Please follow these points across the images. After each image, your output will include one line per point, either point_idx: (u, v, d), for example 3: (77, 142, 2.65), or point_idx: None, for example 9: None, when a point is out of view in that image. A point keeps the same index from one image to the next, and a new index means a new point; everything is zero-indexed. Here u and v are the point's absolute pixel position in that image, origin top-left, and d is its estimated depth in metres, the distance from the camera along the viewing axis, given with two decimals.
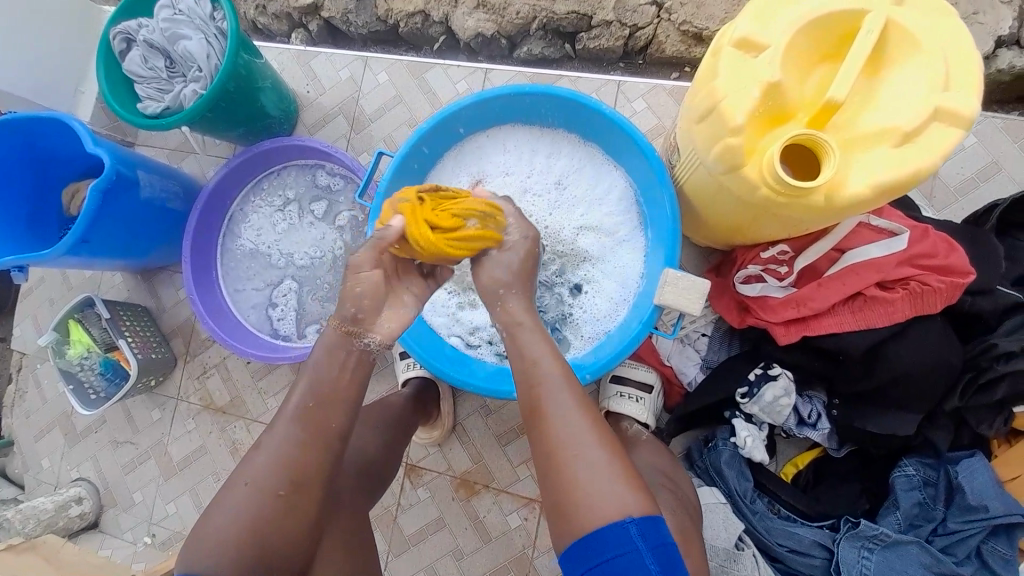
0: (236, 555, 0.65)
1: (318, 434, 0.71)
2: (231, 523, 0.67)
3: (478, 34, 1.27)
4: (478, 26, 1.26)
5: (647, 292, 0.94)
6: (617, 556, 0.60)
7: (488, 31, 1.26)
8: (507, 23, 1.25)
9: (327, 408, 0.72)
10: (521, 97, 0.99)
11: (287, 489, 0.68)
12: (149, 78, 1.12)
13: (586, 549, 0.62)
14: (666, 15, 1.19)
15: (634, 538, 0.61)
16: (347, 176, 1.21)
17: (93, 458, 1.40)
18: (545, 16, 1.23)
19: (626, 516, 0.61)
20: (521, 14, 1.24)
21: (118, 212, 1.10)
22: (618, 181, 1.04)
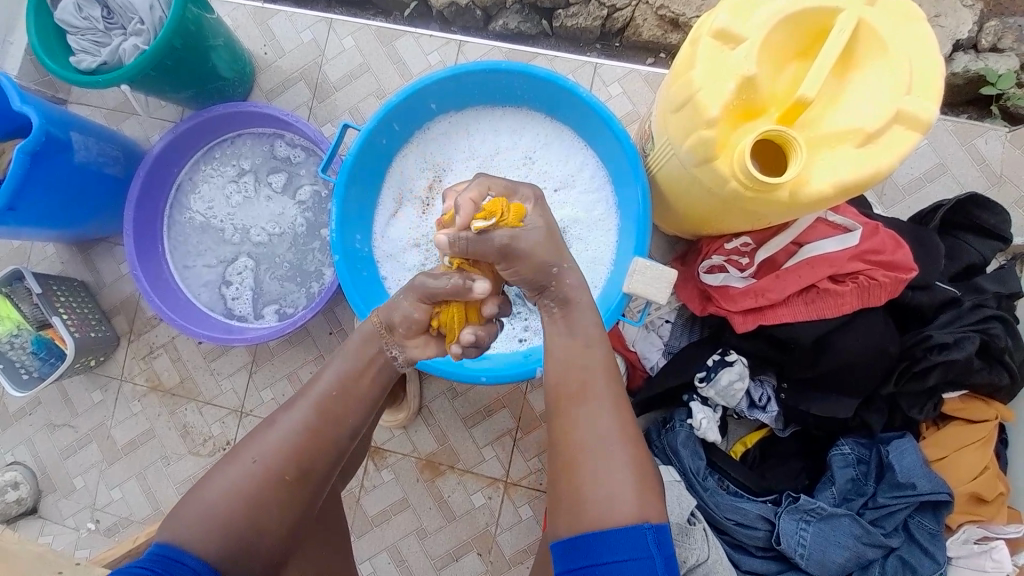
0: (224, 532, 0.67)
1: (328, 428, 0.75)
2: (226, 498, 0.69)
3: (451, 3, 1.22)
4: None
5: (617, 279, 0.95)
6: (628, 559, 0.63)
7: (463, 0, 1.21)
8: None
9: (343, 403, 0.77)
10: (496, 74, 0.96)
11: (294, 475, 0.72)
12: (83, 28, 1.00)
13: (589, 546, 0.66)
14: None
15: (650, 545, 0.64)
16: (309, 148, 1.14)
17: (28, 441, 1.31)
18: None
19: (645, 521, 0.65)
20: None
21: (49, 176, 1.00)
22: (590, 164, 1.03)
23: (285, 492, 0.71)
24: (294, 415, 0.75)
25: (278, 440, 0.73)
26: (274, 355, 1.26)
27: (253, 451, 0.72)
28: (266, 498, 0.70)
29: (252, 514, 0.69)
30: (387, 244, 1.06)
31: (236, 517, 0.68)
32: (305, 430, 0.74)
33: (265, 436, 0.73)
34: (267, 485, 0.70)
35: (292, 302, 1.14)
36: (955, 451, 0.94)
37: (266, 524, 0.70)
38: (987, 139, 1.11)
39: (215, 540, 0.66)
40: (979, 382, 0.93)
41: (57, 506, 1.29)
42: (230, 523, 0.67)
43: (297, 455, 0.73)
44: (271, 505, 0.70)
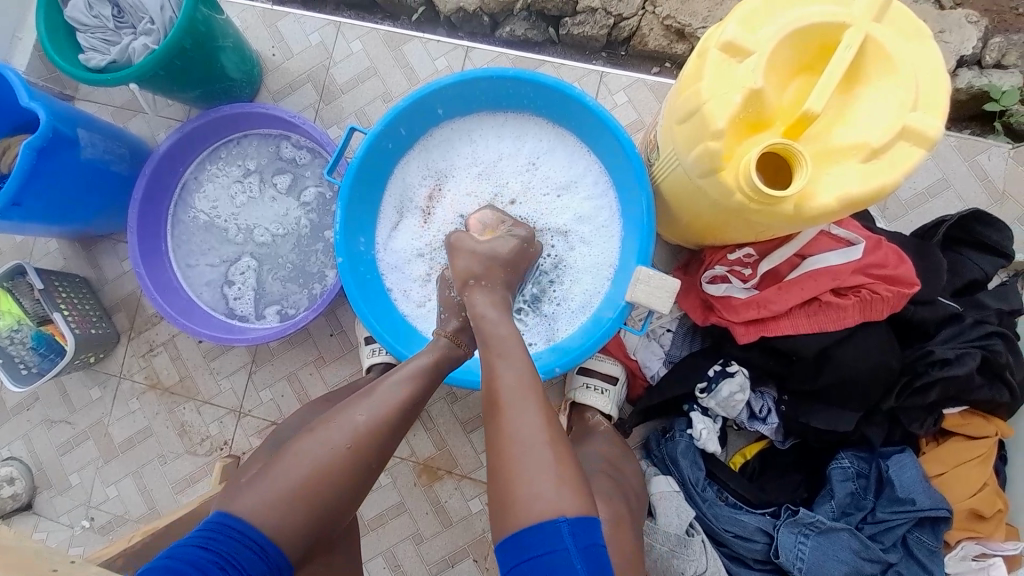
0: (298, 510, 0.68)
1: (399, 424, 0.77)
2: (302, 476, 0.70)
3: (459, 9, 1.24)
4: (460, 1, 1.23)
5: (621, 286, 0.95)
6: (545, 553, 0.62)
7: (470, 7, 1.23)
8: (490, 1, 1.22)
9: (410, 405, 0.78)
10: (503, 81, 0.95)
11: (370, 466, 0.74)
12: (93, 27, 0.98)
13: (519, 544, 0.64)
14: (650, 8, 1.22)
15: (565, 537, 0.62)
16: (314, 149, 1.13)
17: (26, 437, 1.31)
18: None
19: (559, 514, 0.63)
20: None
21: (53, 172, 1.00)
22: (594, 168, 1.02)
23: (351, 483, 0.72)
24: (368, 407, 0.76)
25: (353, 429, 0.73)
26: (274, 356, 1.26)
27: (324, 443, 0.72)
28: (339, 485, 0.71)
29: (330, 497, 0.71)
30: (390, 248, 1.06)
31: (321, 497, 0.70)
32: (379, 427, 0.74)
33: (338, 424, 0.74)
34: (344, 474, 0.72)
35: (294, 303, 1.13)
36: (955, 467, 0.94)
37: (329, 513, 0.71)
38: (989, 156, 1.11)
39: (290, 517, 0.68)
40: (980, 398, 0.92)
41: (52, 503, 1.28)
42: (309, 503, 0.69)
43: (363, 450, 0.73)
44: (342, 490, 0.71)
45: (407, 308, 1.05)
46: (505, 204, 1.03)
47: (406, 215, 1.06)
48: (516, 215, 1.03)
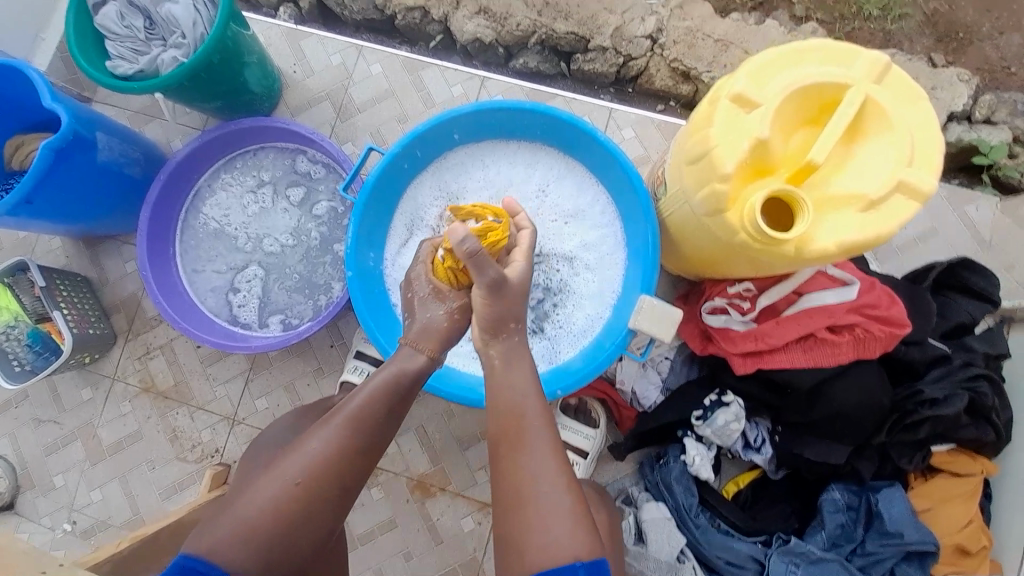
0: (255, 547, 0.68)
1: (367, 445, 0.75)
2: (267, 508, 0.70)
3: (476, 39, 1.30)
4: (478, 31, 1.29)
5: (622, 313, 0.97)
6: None
7: (487, 38, 1.29)
8: (507, 33, 1.29)
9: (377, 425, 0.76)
10: (519, 112, 1.00)
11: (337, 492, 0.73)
12: (123, 36, 1.01)
13: None
14: (659, 50, 1.30)
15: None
16: (329, 164, 1.16)
17: (11, 435, 1.28)
18: (545, 32, 1.29)
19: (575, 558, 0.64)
20: (522, 26, 1.29)
21: (67, 171, 1.01)
22: (601, 198, 1.05)
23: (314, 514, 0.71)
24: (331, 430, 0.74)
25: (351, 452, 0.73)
26: (272, 364, 1.26)
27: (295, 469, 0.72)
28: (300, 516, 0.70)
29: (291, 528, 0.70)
30: (397, 265, 1.07)
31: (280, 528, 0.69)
32: (354, 441, 0.74)
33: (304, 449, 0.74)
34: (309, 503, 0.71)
35: (298, 313, 1.13)
36: (943, 504, 0.96)
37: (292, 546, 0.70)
38: (977, 206, 1.17)
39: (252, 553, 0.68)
40: (967, 437, 0.95)
41: (33, 505, 1.25)
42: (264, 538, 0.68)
43: (337, 471, 0.72)
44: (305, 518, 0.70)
45: None
46: None
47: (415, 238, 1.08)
48: None
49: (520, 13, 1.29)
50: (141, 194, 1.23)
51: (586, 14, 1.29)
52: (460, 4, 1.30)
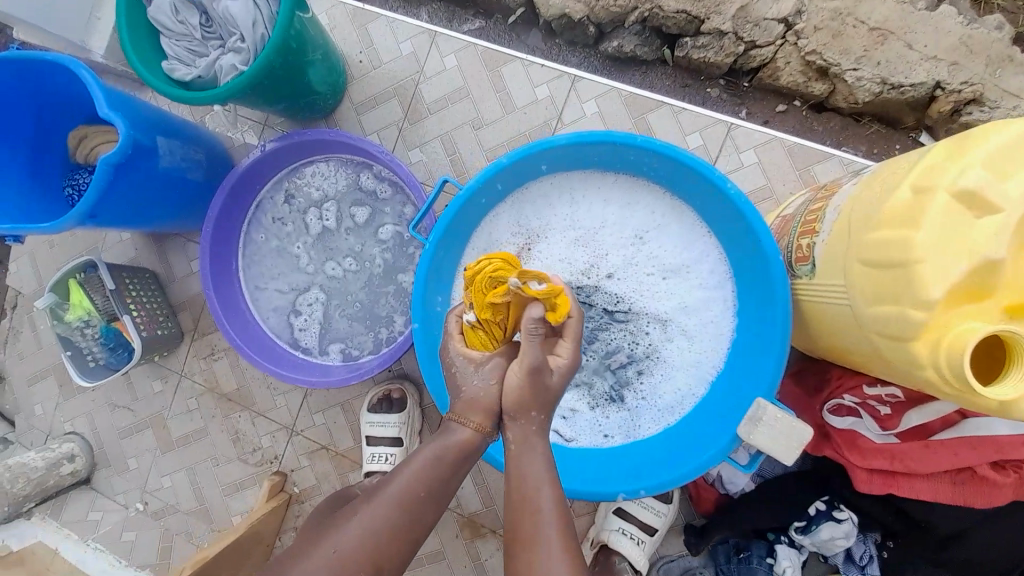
0: None
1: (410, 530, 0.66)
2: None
3: (562, 15, 1.08)
4: (566, 6, 1.07)
5: (730, 401, 0.83)
6: None
7: (576, 14, 1.07)
8: (601, 9, 1.07)
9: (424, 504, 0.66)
10: (627, 147, 0.81)
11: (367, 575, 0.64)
12: (178, 33, 0.89)
13: None
14: (793, 38, 1.05)
15: None
16: (395, 181, 1.03)
17: (90, 415, 1.35)
18: (649, 9, 1.06)
19: None
20: (621, 1, 1.06)
21: (127, 184, 0.94)
22: (714, 255, 0.87)
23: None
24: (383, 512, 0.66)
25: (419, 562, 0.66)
26: None
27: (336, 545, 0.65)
28: None
29: None
30: None
31: None
32: (384, 532, 0.65)
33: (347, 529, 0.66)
34: None
35: (359, 345, 1.06)
36: None
37: None
38: None
39: None
40: None
41: (110, 482, 1.33)
42: None
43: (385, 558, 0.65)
44: None
45: None
46: (601, 277, 0.91)
47: None
48: (612, 292, 0.91)
49: None
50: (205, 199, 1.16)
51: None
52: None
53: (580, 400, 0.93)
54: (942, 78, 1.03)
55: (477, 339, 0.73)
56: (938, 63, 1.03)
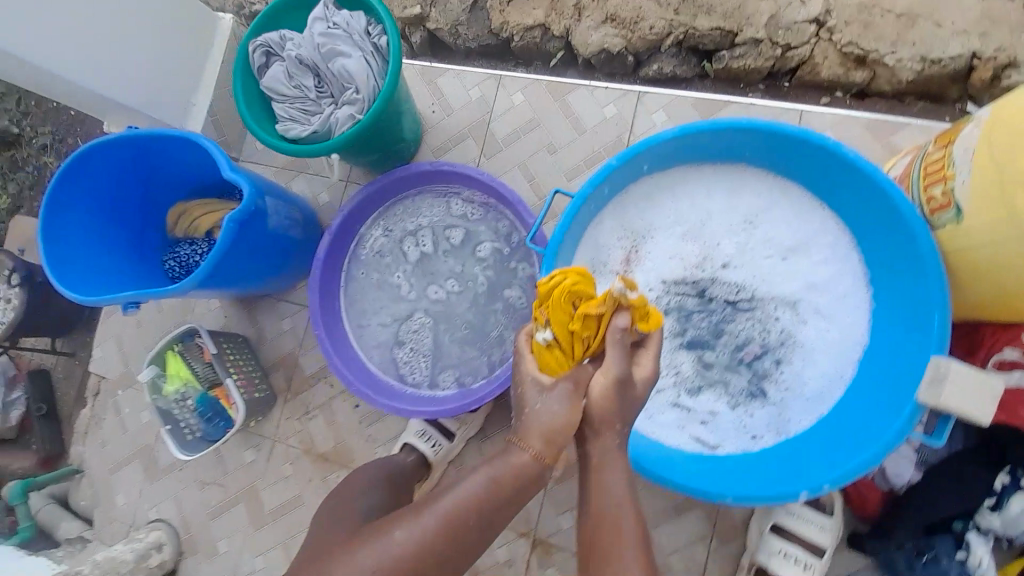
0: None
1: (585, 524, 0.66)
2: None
3: (602, 50, 1.17)
4: (605, 41, 1.16)
5: (890, 374, 0.80)
6: None
7: (614, 47, 1.16)
8: (637, 39, 1.15)
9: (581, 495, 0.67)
10: (730, 133, 0.84)
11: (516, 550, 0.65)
12: (292, 97, 0.97)
13: None
14: (827, 34, 1.10)
15: None
16: (489, 204, 1.08)
17: (176, 498, 1.29)
18: (684, 32, 1.13)
19: None
20: (656, 28, 1.14)
21: (247, 238, 0.99)
22: (830, 229, 0.88)
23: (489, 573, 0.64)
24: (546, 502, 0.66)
25: None
26: None
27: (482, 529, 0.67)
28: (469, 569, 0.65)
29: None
30: None
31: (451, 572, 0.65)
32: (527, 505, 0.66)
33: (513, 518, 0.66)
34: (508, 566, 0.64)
35: (472, 370, 1.05)
36: None
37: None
38: None
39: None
40: None
41: (201, 568, 1.25)
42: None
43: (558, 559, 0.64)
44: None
45: None
46: (717, 267, 0.90)
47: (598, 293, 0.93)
48: (731, 280, 0.90)
49: (653, 14, 1.14)
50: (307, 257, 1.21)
51: (733, 4, 1.12)
52: (585, 13, 1.17)
53: (717, 401, 0.89)
54: (975, 49, 1.07)
55: (552, 360, 0.68)
56: (970, 37, 1.07)
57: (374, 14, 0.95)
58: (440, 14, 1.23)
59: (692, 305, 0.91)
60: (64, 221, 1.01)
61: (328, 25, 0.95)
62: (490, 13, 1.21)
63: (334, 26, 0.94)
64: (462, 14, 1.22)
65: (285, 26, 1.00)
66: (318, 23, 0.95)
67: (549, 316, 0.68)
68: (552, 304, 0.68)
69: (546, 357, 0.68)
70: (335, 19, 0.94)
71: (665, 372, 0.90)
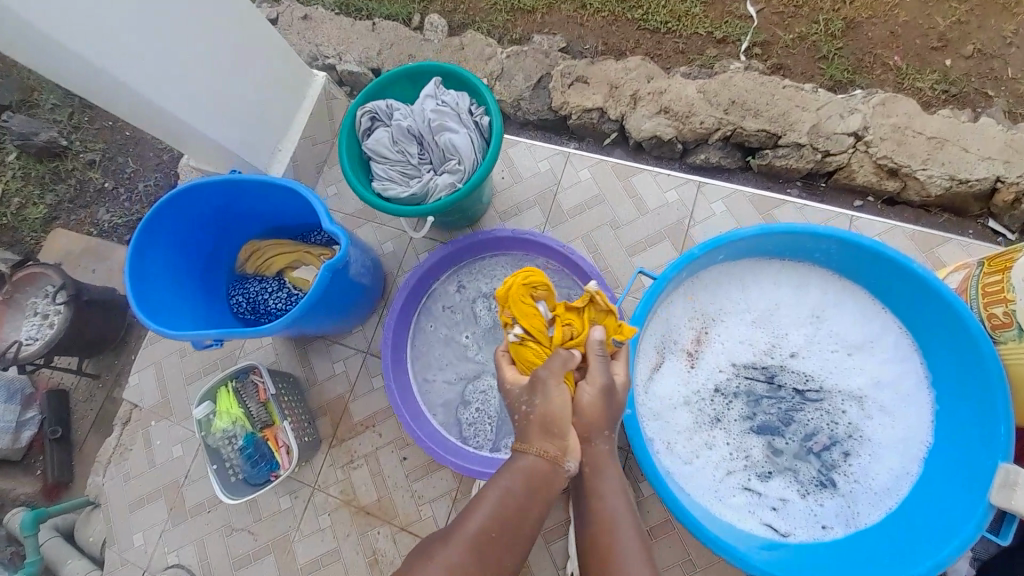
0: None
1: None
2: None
3: (654, 136, 1.28)
4: (657, 129, 1.27)
5: (957, 473, 0.84)
6: None
7: (666, 135, 1.27)
8: (689, 130, 1.26)
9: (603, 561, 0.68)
10: (802, 236, 0.93)
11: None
12: (394, 161, 1.06)
13: None
14: (863, 146, 1.22)
15: None
16: (559, 271, 1.16)
17: (200, 542, 1.22)
18: (732, 129, 1.25)
19: None
20: (705, 124, 1.26)
21: (333, 285, 1.01)
22: (890, 329, 0.95)
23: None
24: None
25: None
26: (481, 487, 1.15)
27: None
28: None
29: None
30: (652, 400, 0.96)
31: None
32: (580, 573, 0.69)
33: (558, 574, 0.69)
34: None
35: None
36: None
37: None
38: None
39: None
40: None
41: None
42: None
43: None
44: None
45: (673, 463, 0.93)
46: (785, 356, 0.96)
47: (671, 375, 0.97)
48: (798, 369, 0.96)
49: (703, 112, 1.26)
50: (372, 302, 1.23)
51: (778, 111, 1.25)
52: (639, 104, 1.30)
53: (788, 488, 0.91)
54: (999, 174, 1.18)
55: (528, 357, 0.77)
56: (994, 163, 1.18)
57: (479, 97, 1.07)
58: (507, 89, 1.36)
59: (761, 390, 0.95)
60: (150, 251, 1.03)
61: (438, 103, 1.06)
62: (553, 93, 1.34)
63: (443, 105, 1.06)
64: (526, 90, 1.35)
65: (391, 96, 1.11)
66: (429, 100, 1.06)
67: (522, 311, 0.77)
68: (519, 300, 0.77)
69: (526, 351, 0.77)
70: (444, 99, 1.06)
71: (735, 456, 0.93)
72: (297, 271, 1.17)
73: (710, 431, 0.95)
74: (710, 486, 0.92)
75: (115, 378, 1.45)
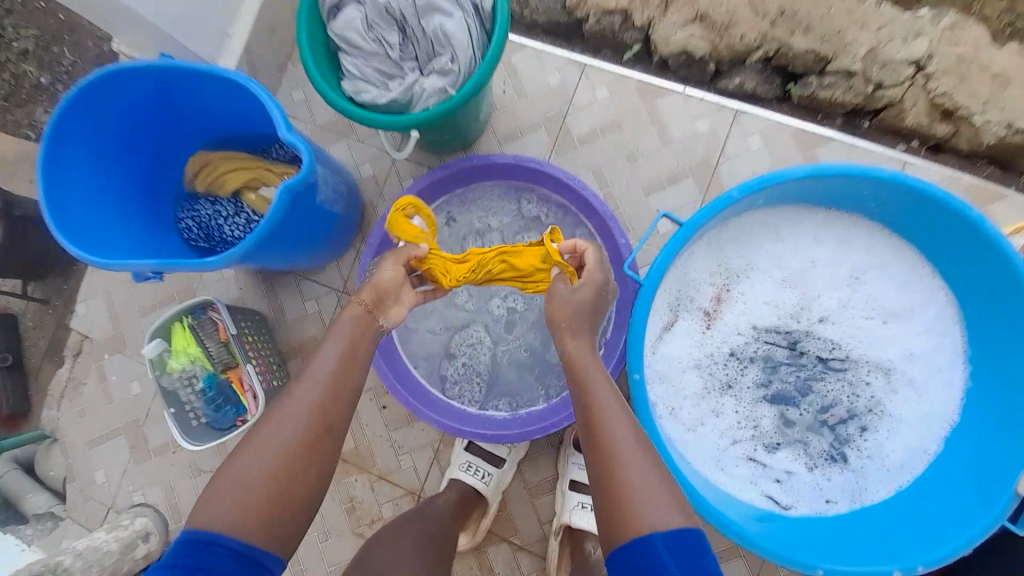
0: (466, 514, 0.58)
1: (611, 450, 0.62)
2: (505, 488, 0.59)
3: (684, 52, 1.05)
4: (689, 42, 1.04)
5: (981, 459, 0.79)
6: None
7: (699, 51, 1.04)
8: (727, 46, 1.04)
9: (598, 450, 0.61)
10: (864, 180, 0.77)
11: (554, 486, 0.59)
12: (370, 53, 0.84)
13: None
14: (922, 79, 1.01)
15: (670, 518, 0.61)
16: (563, 209, 1.01)
17: (168, 481, 1.18)
18: (776, 48, 1.03)
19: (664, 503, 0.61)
20: (747, 39, 1.03)
21: (295, 214, 0.83)
22: (935, 297, 0.84)
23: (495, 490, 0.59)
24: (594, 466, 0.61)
25: None
26: None
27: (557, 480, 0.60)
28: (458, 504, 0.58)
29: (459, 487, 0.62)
30: (662, 362, 0.86)
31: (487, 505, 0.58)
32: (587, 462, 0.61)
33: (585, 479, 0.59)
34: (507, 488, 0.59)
35: (528, 399, 0.99)
36: None
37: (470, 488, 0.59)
38: None
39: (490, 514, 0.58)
40: None
41: None
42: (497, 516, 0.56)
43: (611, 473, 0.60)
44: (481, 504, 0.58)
45: (672, 429, 0.86)
46: (814, 320, 0.85)
47: (682, 334, 0.87)
48: (827, 337, 0.86)
49: (746, 22, 1.03)
50: (346, 233, 1.06)
51: (831, 28, 1.01)
52: (671, 7, 1.05)
53: (795, 461, 0.86)
54: None
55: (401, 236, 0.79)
56: None
57: None
58: None
59: (781, 356, 0.86)
60: (67, 157, 0.83)
61: None
62: None
63: None
64: None
65: None
66: None
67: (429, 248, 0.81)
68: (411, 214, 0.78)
69: (433, 264, 0.79)
70: None
71: (744, 425, 0.87)
72: (256, 193, 1.00)
73: (719, 398, 0.87)
74: (713, 455, 0.86)
75: (67, 306, 1.24)
